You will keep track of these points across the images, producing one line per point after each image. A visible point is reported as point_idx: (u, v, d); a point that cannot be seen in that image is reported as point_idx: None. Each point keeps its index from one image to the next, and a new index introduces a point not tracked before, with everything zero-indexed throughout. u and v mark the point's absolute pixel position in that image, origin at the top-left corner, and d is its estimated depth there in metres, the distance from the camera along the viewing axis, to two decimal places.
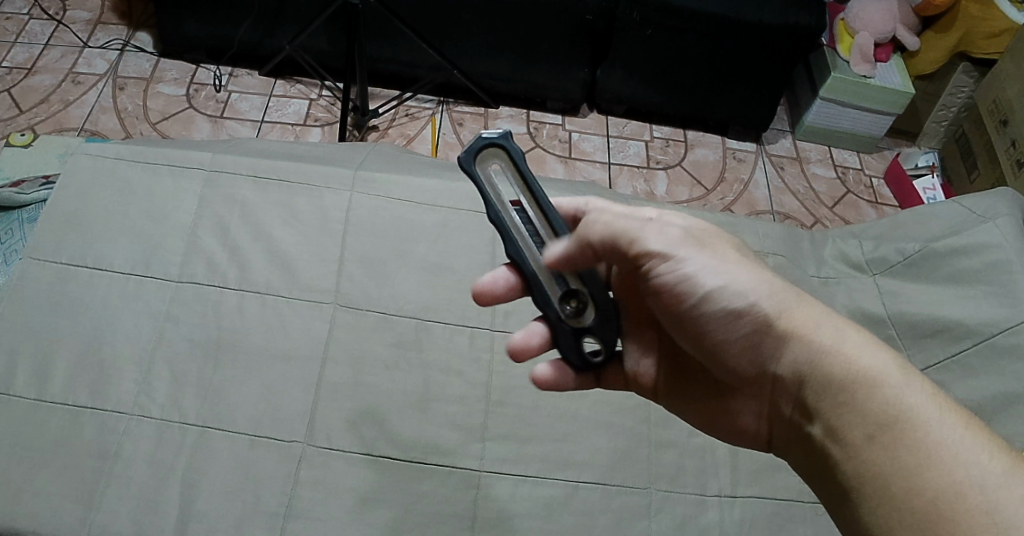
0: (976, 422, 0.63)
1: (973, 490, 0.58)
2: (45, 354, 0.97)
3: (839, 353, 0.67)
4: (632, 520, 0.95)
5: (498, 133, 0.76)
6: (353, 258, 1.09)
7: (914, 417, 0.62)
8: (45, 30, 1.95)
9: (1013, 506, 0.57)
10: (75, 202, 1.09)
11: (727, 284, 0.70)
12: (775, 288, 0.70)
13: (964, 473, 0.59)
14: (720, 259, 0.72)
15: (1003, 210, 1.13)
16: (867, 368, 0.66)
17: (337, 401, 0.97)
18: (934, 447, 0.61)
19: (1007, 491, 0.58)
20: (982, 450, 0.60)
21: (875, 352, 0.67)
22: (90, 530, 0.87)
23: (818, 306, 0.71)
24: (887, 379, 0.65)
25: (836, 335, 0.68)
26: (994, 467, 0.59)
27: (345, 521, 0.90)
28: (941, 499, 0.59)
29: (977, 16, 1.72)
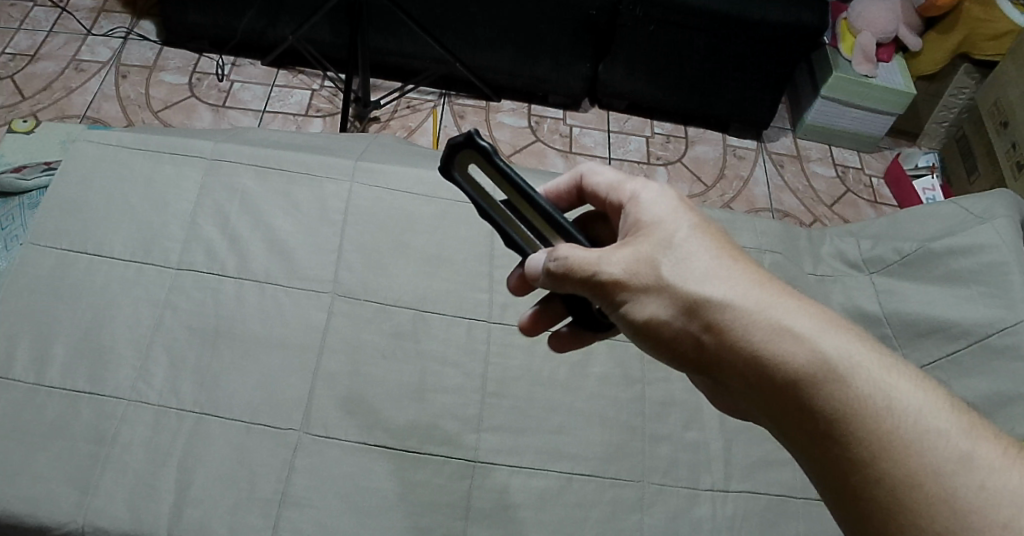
0: (934, 394, 0.57)
1: (930, 479, 0.53)
2: (44, 338, 0.97)
3: (778, 352, 0.59)
4: (624, 512, 0.96)
5: (465, 134, 0.75)
6: (352, 248, 1.09)
7: (864, 408, 0.56)
8: (49, 16, 1.96)
9: (973, 492, 0.52)
10: (76, 188, 1.09)
11: (664, 299, 0.64)
12: (712, 292, 0.62)
13: (921, 464, 0.53)
14: (660, 263, 0.65)
15: (1001, 210, 1.13)
16: (807, 364, 0.58)
17: (333, 389, 0.98)
18: (887, 439, 0.55)
19: (965, 475, 0.52)
20: (939, 433, 0.54)
21: (816, 341, 0.59)
22: (86, 513, 0.88)
23: (758, 292, 0.62)
24: (831, 373, 0.57)
25: (774, 329, 0.60)
26: (952, 450, 0.53)
27: (339, 509, 0.91)
28: (901, 495, 0.53)
29: (979, 18, 1.73)
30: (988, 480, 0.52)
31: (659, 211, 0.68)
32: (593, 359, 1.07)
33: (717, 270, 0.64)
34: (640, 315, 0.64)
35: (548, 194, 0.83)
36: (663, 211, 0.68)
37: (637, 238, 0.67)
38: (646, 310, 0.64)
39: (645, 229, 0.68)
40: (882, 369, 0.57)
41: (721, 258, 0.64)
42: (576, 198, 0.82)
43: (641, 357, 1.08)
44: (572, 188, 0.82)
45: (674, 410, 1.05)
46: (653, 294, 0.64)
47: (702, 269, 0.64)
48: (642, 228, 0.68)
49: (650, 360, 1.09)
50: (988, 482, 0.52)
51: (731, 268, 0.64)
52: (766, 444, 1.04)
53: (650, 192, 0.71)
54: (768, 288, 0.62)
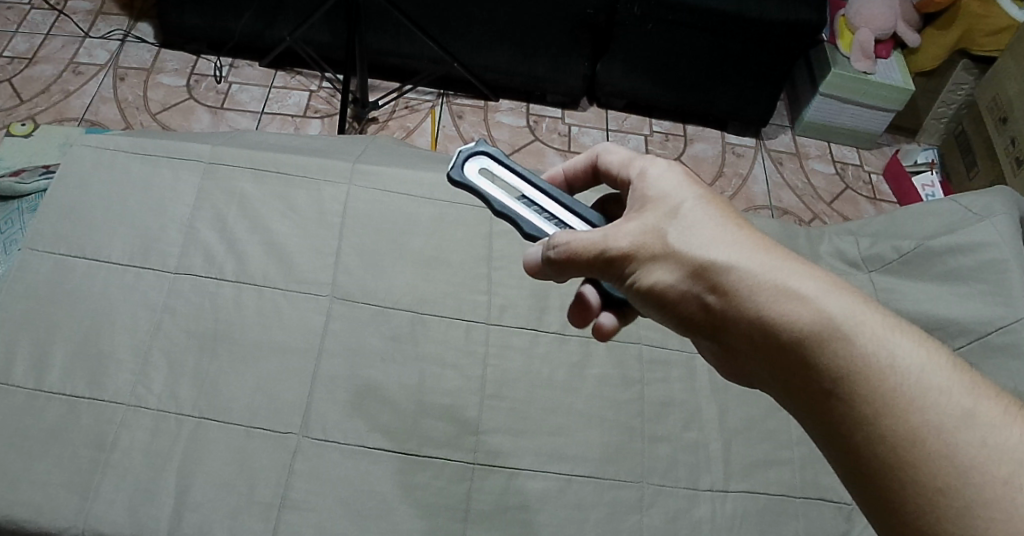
0: (937, 356, 0.57)
1: (933, 436, 0.53)
2: (43, 344, 0.98)
3: (782, 312, 0.60)
4: (624, 514, 0.96)
5: (475, 143, 0.80)
6: (350, 251, 1.09)
7: (868, 368, 0.56)
8: (46, 19, 1.95)
9: (974, 448, 0.52)
10: (74, 193, 1.09)
11: (671, 265, 0.65)
12: (717, 255, 0.63)
13: (924, 421, 0.54)
14: (665, 231, 0.66)
15: (1000, 208, 1.13)
16: (811, 324, 0.59)
17: (332, 393, 0.98)
18: (891, 397, 0.55)
19: (967, 432, 0.53)
20: (942, 391, 0.55)
21: (820, 301, 0.59)
22: (85, 519, 0.88)
23: (763, 257, 0.63)
24: (836, 332, 0.58)
25: (778, 290, 0.61)
26: (954, 408, 0.54)
27: (339, 513, 0.91)
28: (903, 452, 0.54)
29: (978, 14, 1.72)
30: (990, 437, 0.52)
31: (665, 184, 0.69)
32: (592, 360, 1.07)
33: (720, 235, 0.65)
34: (646, 283, 0.66)
35: (568, 173, 0.83)
36: (667, 184, 0.69)
37: (644, 211, 0.69)
38: (653, 277, 0.66)
39: (650, 201, 0.69)
40: (885, 329, 0.58)
41: (725, 222, 0.66)
42: (591, 177, 0.82)
43: (640, 358, 1.09)
44: (588, 167, 0.81)
45: (673, 411, 1.05)
46: (660, 261, 0.66)
47: (706, 235, 0.65)
48: (648, 201, 0.70)
49: (648, 361, 1.09)
50: (990, 440, 0.52)
51: (735, 230, 0.65)
52: (765, 444, 1.04)
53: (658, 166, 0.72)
54: (772, 252, 0.63)
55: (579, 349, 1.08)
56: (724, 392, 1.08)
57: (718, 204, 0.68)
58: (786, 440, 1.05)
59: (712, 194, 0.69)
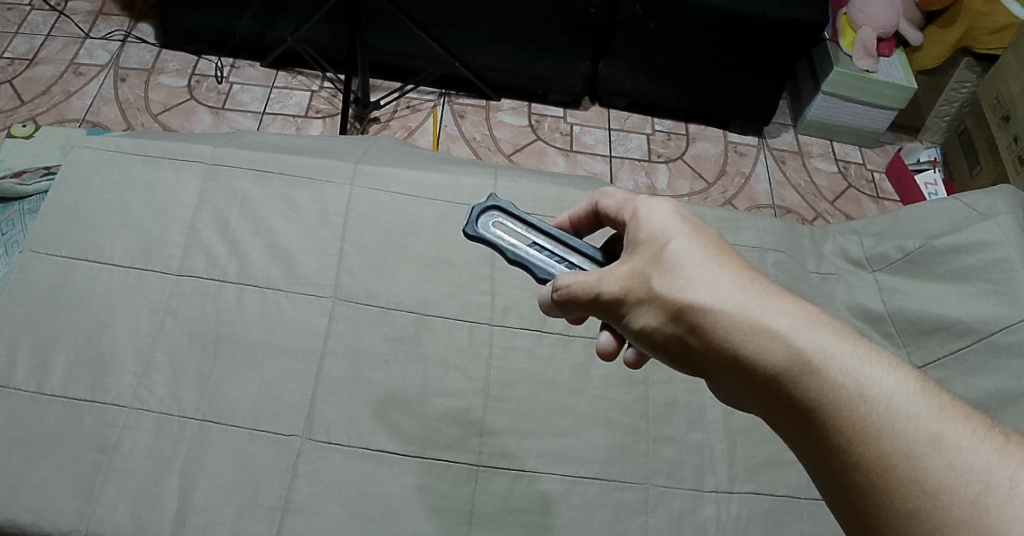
0: (908, 379, 0.56)
1: (901, 461, 0.53)
2: (45, 347, 0.97)
3: (753, 349, 0.60)
4: (629, 515, 0.96)
5: (487, 198, 0.80)
6: (353, 252, 1.09)
7: (839, 400, 0.56)
8: (47, 20, 1.95)
9: (942, 471, 0.51)
10: (75, 195, 1.09)
11: (655, 307, 0.65)
12: (691, 295, 0.63)
13: (894, 450, 0.53)
14: (650, 274, 0.66)
15: (1004, 207, 1.12)
16: (783, 359, 0.59)
17: (335, 395, 0.98)
18: (861, 425, 0.55)
19: (935, 456, 0.52)
20: (911, 416, 0.54)
21: (790, 335, 0.59)
22: (89, 523, 0.88)
23: (741, 291, 0.62)
24: (804, 367, 0.58)
25: (754, 326, 0.60)
26: (922, 432, 0.53)
27: (342, 515, 0.91)
28: (874, 477, 0.54)
29: (980, 11, 1.71)
30: (958, 460, 0.52)
31: (655, 222, 0.69)
32: (596, 360, 1.06)
33: (694, 272, 0.64)
34: (636, 325, 0.67)
35: (573, 220, 0.83)
36: (657, 222, 0.69)
37: (635, 253, 0.69)
38: (642, 318, 0.66)
39: (641, 241, 0.69)
40: (856, 359, 0.57)
41: (699, 256, 0.65)
42: (595, 220, 0.81)
43: None
44: (590, 212, 0.81)
45: (678, 412, 1.05)
46: (646, 305, 0.66)
47: (686, 274, 0.64)
48: (640, 241, 0.69)
49: (653, 361, 1.08)
50: (958, 461, 0.52)
51: (710, 264, 0.65)
52: (770, 446, 1.04)
53: (642, 204, 0.72)
54: (745, 285, 0.63)
55: (583, 351, 1.07)
56: None
57: (694, 236, 0.67)
58: None
59: (688, 225, 0.68)
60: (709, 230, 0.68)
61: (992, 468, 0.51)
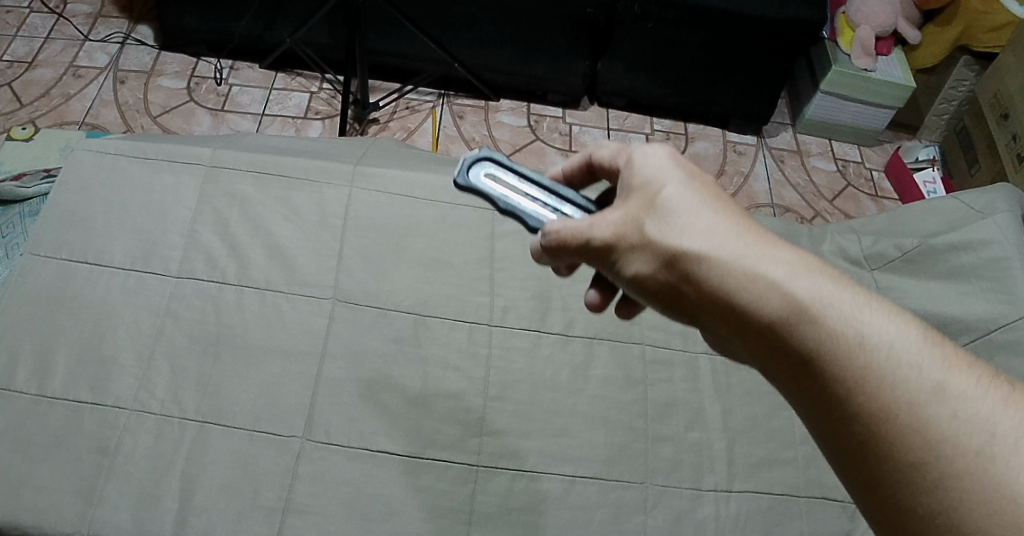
0: (908, 329, 0.57)
1: (904, 412, 0.54)
2: (45, 350, 0.98)
3: (753, 299, 0.60)
4: (628, 515, 0.96)
5: (479, 150, 0.81)
6: (352, 253, 1.09)
7: (840, 350, 0.57)
8: (46, 23, 1.96)
9: (944, 421, 0.53)
10: (75, 199, 1.09)
11: (649, 255, 0.64)
12: (688, 244, 0.62)
13: (897, 400, 0.55)
14: (644, 222, 0.65)
15: (1002, 206, 1.13)
16: (782, 309, 0.59)
17: (335, 396, 0.98)
18: (863, 376, 0.56)
19: (938, 405, 0.54)
20: (913, 366, 0.56)
21: (790, 286, 0.59)
22: (90, 524, 0.88)
23: (739, 240, 0.62)
24: (806, 317, 0.58)
25: (753, 276, 0.60)
26: (925, 382, 0.55)
27: (342, 516, 0.91)
28: (877, 427, 0.55)
29: (978, 10, 1.72)
30: (961, 410, 0.54)
31: (649, 168, 0.67)
32: (595, 361, 1.07)
33: (690, 220, 0.63)
34: (628, 273, 0.66)
35: (566, 172, 0.81)
36: (651, 168, 0.67)
37: (628, 200, 0.67)
38: (634, 266, 0.65)
39: (634, 188, 0.67)
40: (857, 308, 0.58)
41: (697, 204, 0.64)
42: (587, 172, 0.80)
43: (643, 358, 1.08)
44: (582, 164, 0.79)
45: (676, 411, 1.05)
46: (639, 253, 0.64)
47: (682, 222, 0.63)
48: (633, 188, 0.67)
49: (652, 361, 1.08)
50: (961, 411, 0.54)
51: (708, 212, 0.64)
52: (768, 444, 1.04)
53: (636, 150, 0.70)
54: (743, 234, 0.62)
55: (582, 351, 1.07)
56: (727, 393, 1.08)
57: (691, 183, 0.65)
58: (789, 440, 1.05)
59: (685, 171, 0.66)
60: (705, 177, 0.67)
61: (994, 419, 0.53)
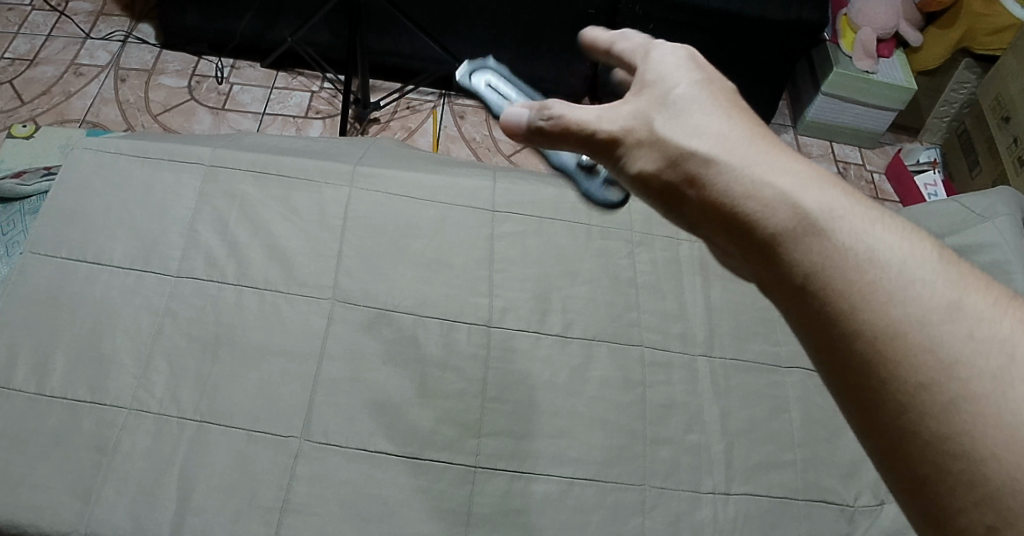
0: (924, 246, 0.51)
1: (913, 331, 0.48)
2: (45, 348, 0.98)
3: (757, 204, 0.55)
4: (626, 517, 0.96)
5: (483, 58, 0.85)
6: (352, 254, 1.09)
7: (847, 260, 0.51)
8: (48, 20, 1.96)
9: (959, 342, 0.48)
10: (74, 197, 1.09)
11: (656, 153, 0.61)
12: (696, 145, 0.59)
13: (907, 318, 0.49)
14: (654, 120, 0.61)
15: (1002, 209, 1.12)
16: (785, 214, 0.54)
17: (334, 396, 0.98)
18: (869, 289, 0.50)
19: (952, 325, 0.48)
20: (926, 282, 0.50)
21: (797, 192, 0.54)
22: (87, 523, 0.88)
23: (749, 147, 0.58)
24: (813, 228, 0.53)
25: (758, 183, 0.56)
26: (939, 300, 0.49)
27: (340, 516, 0.91)
28: (882, 347, 0.49)
29: (979, 12, 1.71)
30: (977, 330, 0.48)
31: (666, 70, 0.63)
32: (594, 362, 1.07)
33: (701, 123, 0.60)
34: (633, 170, 0.62)
35: None
36: (668, 70, 0.63)
37: (639, 97, 0.63)
38: (640, 162, 0.62)
39: (648, 87, 0.63)
40: (870, 222, 0.53)
41: (711, 112, 0.60)
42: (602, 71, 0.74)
43: (642, 360, 1.08)
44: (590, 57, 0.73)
45: (675, 413, 1.05)
46: (646, 149, 0.61)
47: (693, 124, 0.60)
48: (646, 86, 0.64)
49: (651, 363, 1.08)
50: (977, 332, 0.48)
51: (722, 121, 0.60)
52: (767, 447, 1.04)
53: (654, 53, 0.66)
54: (753, 141, 0.58)
55: (581, 352, 1.07)
56: (726, 395, 1.08)
57: (706, 91, 0.62)
58: (788, 443, 1.05)
59: (703, 83, 0.63)
60: (723, 88, 0.63)
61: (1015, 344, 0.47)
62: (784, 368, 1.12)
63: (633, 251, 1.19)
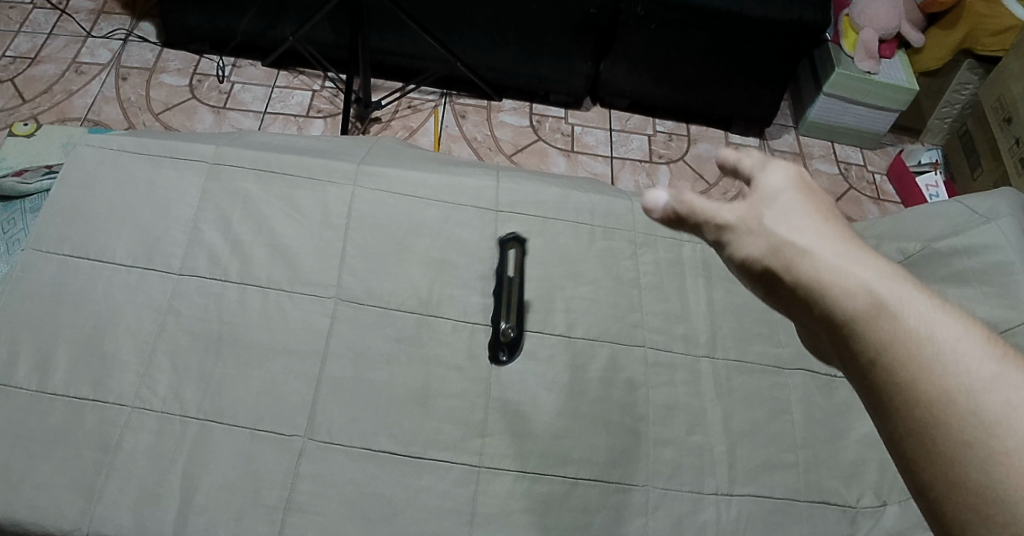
0: (976, 326, 0.54)
1: (962, 401, 0.51)
2: (46, 346, 0.97)
3: (838, 288, 0.56)
4: (629, 517, 0.96)
5: None
6: (355, 253, 1.09)
7: (916, 344, 0.53)
8: (49, 19, 1.95)
9: (1003, 414, 0.50)
10: (77, 195, 1.09)
11: (750, 235, 0.61)
12: (785, 232, 0.59)
13: (970, 410, 0.51)
14: (752, 208, 0.61)
15: (1005, 210, 1.12)
16: (862, 299, 0.55)
17: (336, 395, 0.98)
18: (928, 367, 0.52)
19: (995, 398, 0.51)
20: (976, 360, 0.52)
21: (874, 280, 0.55)
22: (90, 522, 0.88)
23: (832, 233, 0.59)
24: (883, 310, 0.54)
25: (839, 268, 0.57)
26: (985, 376, 0.51)
27: (343, 516, 0.91)
28: (934, 417, 0.51)
29: (981, 13, 1.72)
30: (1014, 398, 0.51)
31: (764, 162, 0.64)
32: (597, 362, 1.07)
33: (788, 209, 0.60)
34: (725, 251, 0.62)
35: None
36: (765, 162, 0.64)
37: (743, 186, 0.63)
38: (736, 244, 0.61)
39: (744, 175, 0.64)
40: (933, 306, 0.54)
41: (796, 196, 0.61)
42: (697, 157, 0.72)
43: (645, 360, 1.08)
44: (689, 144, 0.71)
45: (678, 414, 1.05)
46: (742, 232, 0.61)
47: (786, 212, 0.60)
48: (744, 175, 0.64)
49: (654, 364, 1.08)
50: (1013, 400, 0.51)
51: (806, 205, 0.61)
52: (770, 448, 1.04)
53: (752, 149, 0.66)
54: (837, 232, 0.59)
55: (584, 352, 1.07)
56: (729, 396, 1.08)
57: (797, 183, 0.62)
58: (791, 444, 1.05)
59: (787, 166, 0.63)
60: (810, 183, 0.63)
61: None
62: (787, 369, 1.12)
63: (636, 252, 1.19)
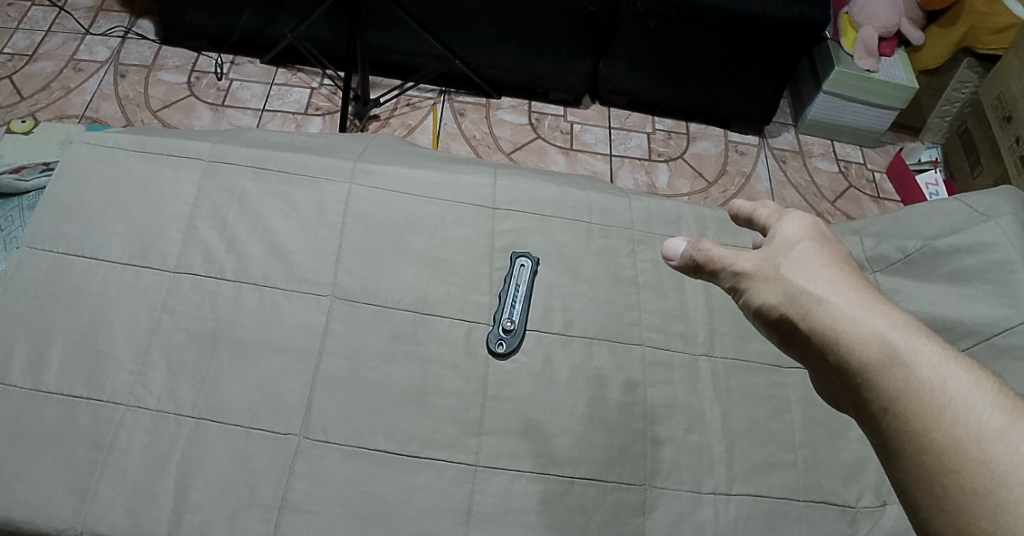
0: (987, 377, 0.55)
1: (972, 450, 0.52)
2: (41, 344, 0.97)
3: (854, 338, 0.60)
4: (626, 517, 0.96)
5: None
6: (352, 251, 1.09)
7: (927, 391, 0.55)
8: (47, 16, 1.95)
9: (1012, 462, 0.51)
10: (73, 192, 1.09)
11: (770, 287, 0.65)
12: (806, 285, 0.63)
13: (980, 459, 0.52)
14: (774, 261, 0.66)
15: (1005, 208, 1.12)
16: (875, 348, 0.58)
17: (333, 394, 0.97)
18: (938, 414, 0.54)
19: (1004, 446, 0.52)
20: (987, 407, 0.54)
21: (889, 332, 0.59)
22: (85, 521, 0.87)
23: (849, 288, 0.63)
24: (896, 359, 0.57)
25: (856, 319, 0.60)
26: (994, 423, 0.53)
27: (339, 515, 0.90)
28: (943, 462, 0.53)
29: (981, 11, 1.71)
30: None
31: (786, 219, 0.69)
32: (595, 361, 1.06)
33: (809, 266, 0.65)
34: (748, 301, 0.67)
35: None
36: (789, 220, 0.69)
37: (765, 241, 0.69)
38: (757, 294, 0.66)
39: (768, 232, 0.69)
40: (945, 358, 0.57)
41: (815, 249, 0.66)
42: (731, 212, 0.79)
43: (643, 359, 1.08)
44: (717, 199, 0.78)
45: (676, 413, 1.04)
46: (762, 283, 0.66)
47: (806, 267, 0.65)
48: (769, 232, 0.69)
49: (652, 362, 1.08)
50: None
51: (824, 258, 0.65)
52: (768, 448, 1.04)
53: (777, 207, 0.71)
54: (855, 288, 0.63)
55: (582, 351, 1.06)
56: (727, 395, 1.07)
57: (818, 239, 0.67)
58: (789, 443, 1.05)
59: (810, 222, 0.68)
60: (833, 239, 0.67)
61: None
62: (785, 368, 1.11)
63: (634, 250, 1.18)
